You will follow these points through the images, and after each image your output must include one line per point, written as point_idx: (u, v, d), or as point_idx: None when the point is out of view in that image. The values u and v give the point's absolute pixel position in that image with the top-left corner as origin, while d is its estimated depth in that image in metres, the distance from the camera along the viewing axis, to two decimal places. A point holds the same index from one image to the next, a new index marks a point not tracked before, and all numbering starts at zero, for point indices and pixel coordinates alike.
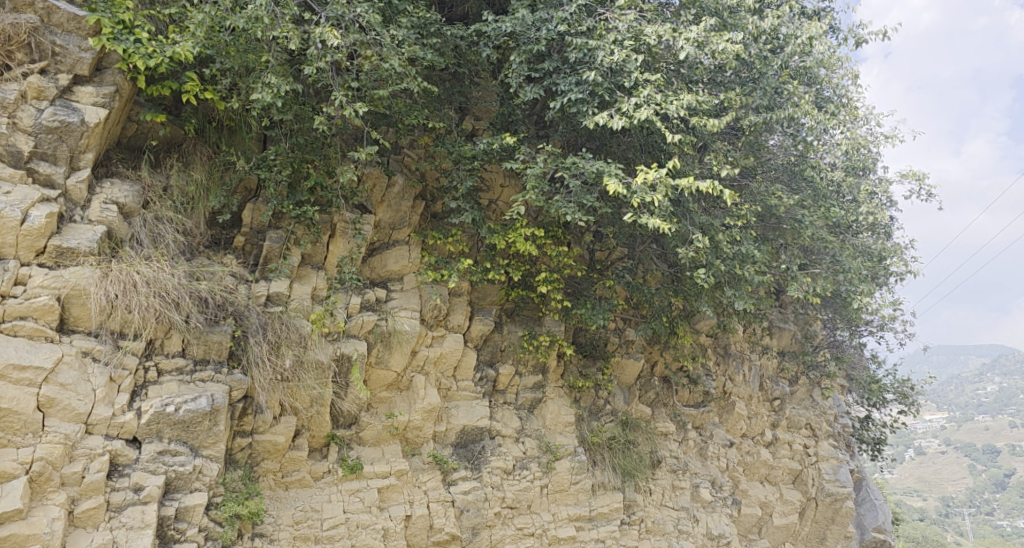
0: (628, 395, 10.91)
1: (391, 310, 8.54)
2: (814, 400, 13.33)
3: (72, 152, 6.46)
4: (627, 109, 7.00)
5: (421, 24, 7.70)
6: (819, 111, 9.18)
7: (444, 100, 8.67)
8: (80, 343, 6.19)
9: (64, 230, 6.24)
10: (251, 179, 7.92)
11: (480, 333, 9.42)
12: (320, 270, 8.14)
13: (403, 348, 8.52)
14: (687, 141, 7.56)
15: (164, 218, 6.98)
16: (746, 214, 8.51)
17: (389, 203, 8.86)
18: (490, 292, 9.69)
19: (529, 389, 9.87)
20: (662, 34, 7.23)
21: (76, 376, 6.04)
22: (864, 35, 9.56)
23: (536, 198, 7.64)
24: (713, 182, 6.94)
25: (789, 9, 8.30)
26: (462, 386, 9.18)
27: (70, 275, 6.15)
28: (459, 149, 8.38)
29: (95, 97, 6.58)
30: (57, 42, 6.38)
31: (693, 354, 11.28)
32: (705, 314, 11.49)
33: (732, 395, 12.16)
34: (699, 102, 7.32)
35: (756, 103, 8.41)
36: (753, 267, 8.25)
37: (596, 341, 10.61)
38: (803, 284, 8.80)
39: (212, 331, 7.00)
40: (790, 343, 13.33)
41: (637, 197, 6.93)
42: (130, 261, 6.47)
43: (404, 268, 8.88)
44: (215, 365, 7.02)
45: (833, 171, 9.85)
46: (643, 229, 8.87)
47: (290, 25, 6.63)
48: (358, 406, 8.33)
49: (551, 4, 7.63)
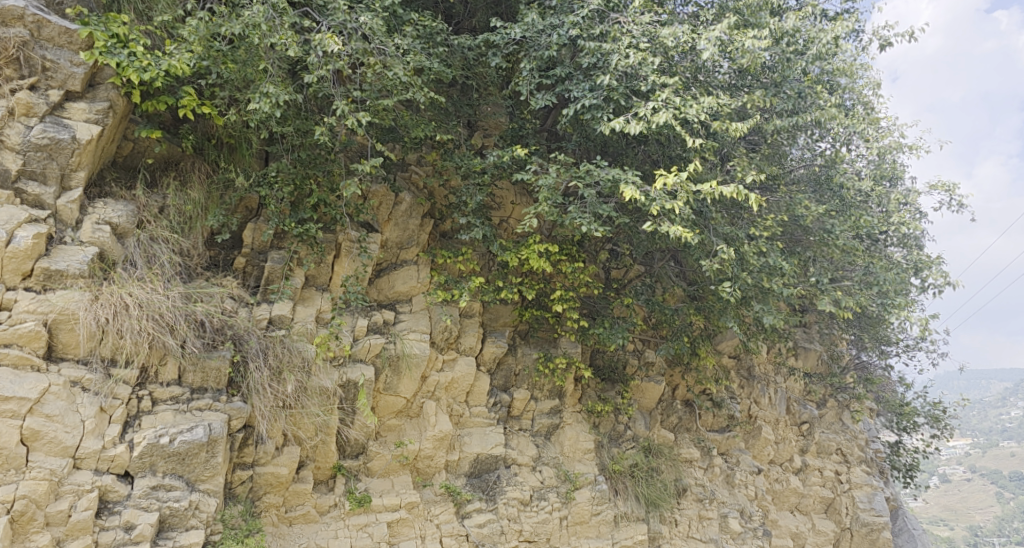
0: (649, 420, 10.39)
1: (399, 332, 8.14)
2: (845, 424, 12.73)
3: (63, 171, 6.16)
4: (645, 114, 6.63)
5: (427, 33, 7.46)
6: (846, 116, 8.77)
7: (453, 114, 8.37)
8: (69, 372, 5.81)
9: (53, 253, 5.92)
10: (253, 198, 7.57)
11: (493, 356, 8.98)
12: (325, 291, 7.78)
13: (413, 373, 8.09)
14: (709, 146, 7.17)
15: (159, 238, 6.65)
16: (772, 224, 8.04)
17: (396, 222, 8.51)
18: (503, 314, 9.26)
19: (545, 414, 9.39)
20: (681, 35, 6.92)
21: (63, 407, 5.67)
22: (889, 37, 9.18)
23: (548, 210, 7.25)
24: (738, 187, 6.61)
25: (811, 10, 7.99)
26: (475, 412, 8.74)
27: (58, 299, 5.81)
28: (468, 162, 8.02)
29: (88, 114, 6.30)
30: (47, 57, 6.12)
31: (717, 376, 10.74)
32: (728, 335, 11.10)
33: (758, 418, 11.59)
34: (721, 105, 6.95)
35: (779, 107, 8.02)
36: (781, 280, 7.80)
37: (615, 363, 10.14)
38: (834, 297, 8.26)
39: (210, 357, 6.59)
40: (817, 365, 12.76)
41: (657, 205, 6.52)
42: (122, 283, 6.11)
43: (413, 289, 8.49)
44: (213, 393, 6.59)
45: (861, 180, 9.39)
46: (663, 243, 8.44)
47: (289, 32, 6.33)
48: (366, 434, 7.89)
49: (563, 10, 7.33)
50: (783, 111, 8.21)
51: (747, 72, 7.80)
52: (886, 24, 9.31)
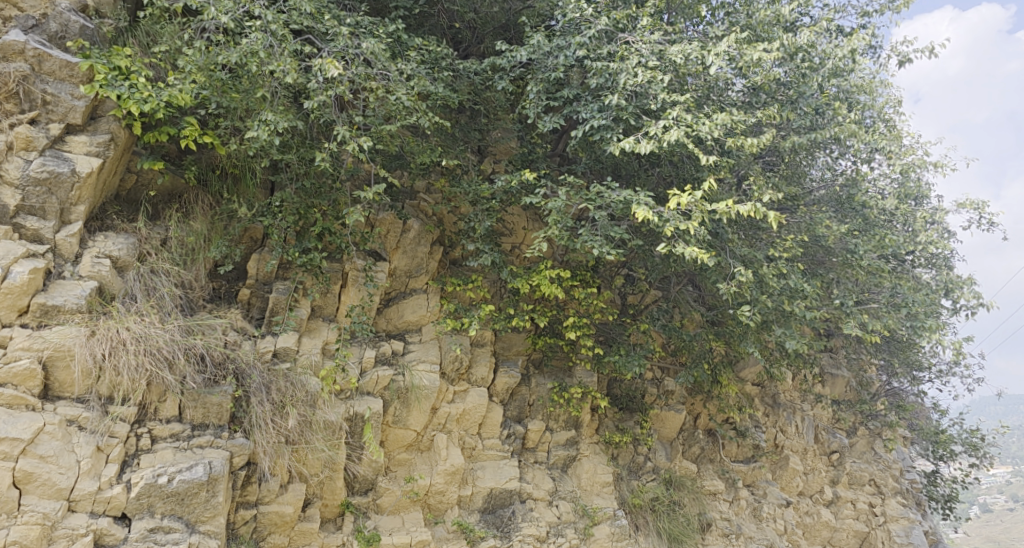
0: (670, 451, 10.00)
1: (408, 363, 7.89)
2: (877, 453, 12.16)
3: (63, 205, 6.07)
4: (655, 133, 6.40)
5: (432, 58, 7.36)
6: (866, 131, 8.47)
7: (460, 139, 8.22)
8: (65, 411, 5.65)
9: (51, 287, 5.81)
10: (257, 228, 7.44)
11: (506, 386, 8.70)
12: (331, 322, 7.59)
13: (422, 406, 7.83)
14: (724, 164, 6.91)
15: (160, 271, 6.51)
16: (792, 244, 7.70)
17: (404, 250, 8.32)
18: (516, 342, 9.02)
19: (561, 446, 9.05)
20: (690, 52, 6.73)
21: (58, 447, 5.49)
22: (908, 53, 8.88)
23: (558, 233, 7.02)
24: (755, 206, 6.30)
25: (825, 25, 7.77)
26: (488, 445, 8.44)
27: (54, 336, 5.67)
28: (476, 188, 7.84)
29: (89, 147, 6.23)
30: (48, 90, 6.07)
31: (740, 404, 10.32)
32: (750, 361, 10.72)
33: (785, 448, 11.12)
34: (735, 122, 6.71)
35: (795, 124, 7.76)
36: (803, 302, 7.44)
37: (633, 393, 9.80)
38: (861, 320, 7.89)
39: (211, 392, 6.39)
40: (845, 392, 12.27)
41: (670, 225, 6.23)
42: (120, 318, 5.97)
43: (422, 318, 8.28)
44: (214, 430, 6.37)
45: (885, 198, 9.04)
46: (680, 266, 8.14)
47: (288, 58, 6.22)
48: (374, 470, 7.62)
49: (569, 31, 7.20)
50: (800, 128, 7.94)
51: (761, 89, 7.56)
52: (905, 40, 9.03)
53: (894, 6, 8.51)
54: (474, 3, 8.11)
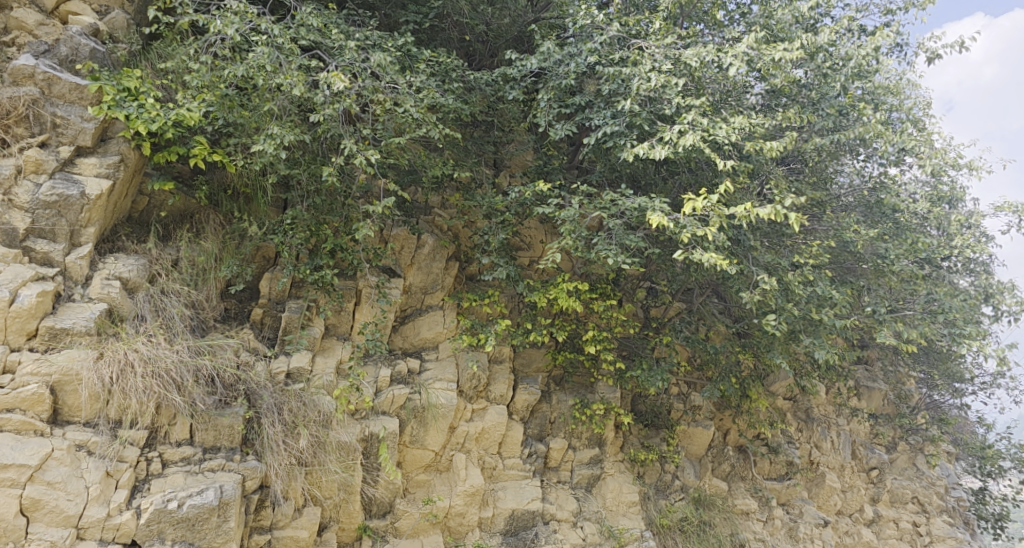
0: (699, 469, 9.63)
1: (424, 382, 7.70)
2: (919, 469, 11.74)
3: (73, 227, 6.03)
4: (670, 137, 6.15)
5: (442, 70, 7.22)
6: (895, 131, 8.10)
7: (473, 152, 8.07)
8: (74, 436, 5.57)
9: (60, 310, 5.76)
10: (270, 247, 7.36)
11: (526, 403, 8.45)
12: (346, 340, 7.44)
13: (439, 425, 7.63)
14: (744, 169, 6.62)
15: (171, 292, 6.42)
16: (819, 250, 7.35)
17: (419, 265, 8.16)
18: (536, 358, 8.78)
19: (585, 465, 8.74)
20: (706, 55, 6.46)
21: (66, 473, 5.41)
22: (936, 49, 8.29)
23: (573, 243, 6.79)
24: (777, 208, 5.94)
25: (848, 24, 7.47)
26: (509, 464, 8.19)
27: (63, 359, 5.62)
28: (489, 200, 7.66)
29: (98, 169, 6.20)
30: (58, 113, 6.07)
31: (771, 419, 9.93)
32: (781, 374, 10.40)
33: (821, 465, 10.65)
34: (754, 124, 6.43)
35: (818, 126, 7.45)
36: (832, 310, 7.05)
37: (658, 409, 9.47)
38: (895, 329, 7.49)
39: (222, 414, 6.27)
40: (883, 405, 11.76)
41: (687, 231, 5.95)
42: (128, 340, 5.89)
43: (438, 335, 8.09)
44: (226, 453, 6.24)
45: (917, 202, 8.62)
46: (703, 275, 7.84)
47: (294, 72, 6.11)
48: (392, 492, 7.41)
49: (581, 37, 7.04)
50: (823, 130, 7.61)
51: (781, 91, 7.28)
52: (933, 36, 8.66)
53: (920, 2, 8.14)
54: (484, 15, 7.97)
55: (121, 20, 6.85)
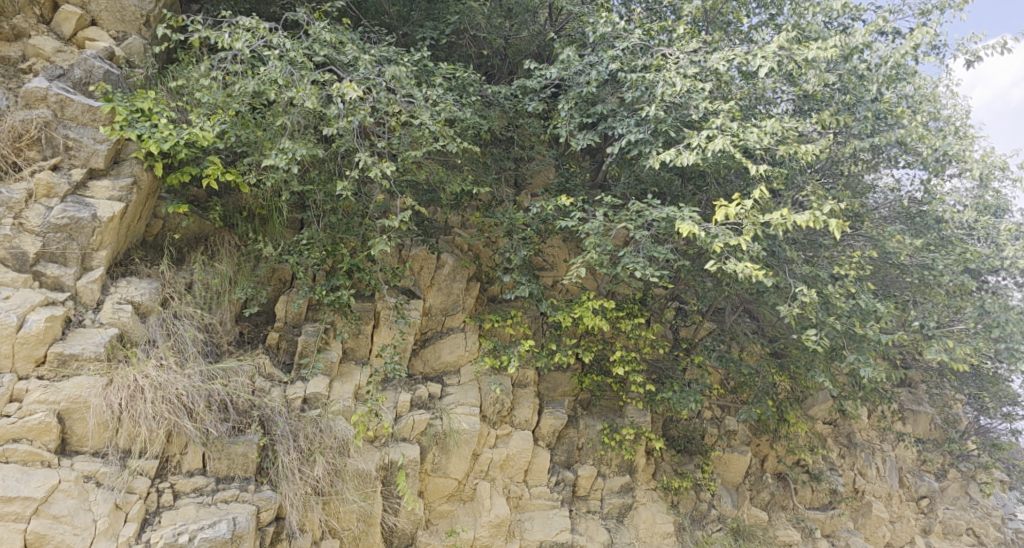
0: (737, 498, 9.12)
1: (445, 407, 7.38)
2: (972, 498, 11.15)
3: (84, 251, 5.89)
4: (698, 143, 5.85)
5: (459, 85, 7.02)
6: (937, 133, 7.67)
7: (493, 168, 7.84)
8: (82, 466, 5.37)
9: (69, 336, 5.59)
10: (285, 269, 7.16)
11: (553, 429, 8.06)
12: (364, 365, 7.18)
13: (462, 451, 7.31)
14: (777, 175, 6.28)
15: (184, 315, 6.23)
16: (860, 261, 6.93)
17: (439, 286, 7.89)
18: (562, 382, 8.45)
19: (615, 493, 8.30)
20: (733, 58, 6.18)
21: (73, 505, 5.19)
22: (976, 50, 7.86)
23: (598, 258, 6.49)
24: (816, 213, 5.58)
25: (882, 25, 7.14)
26: (536, 493, 7.81)
27: (71, 386, 5.43)
28: (510, 216, 7.40)
29: (111, 192, 6.07)
30: (70, 136, 5.97)
31: (811, 445, 9.44)
32: (820, 397, 10.00)
33: (866, 493, 10.08)
34: (786, 128, 6.10)
35: (855, 130, 7.09)
36: (878, 324, 6.61)
37: (691, 434, 9.01)
38: (946, 344, 7.03)
39: (235, 442, 6.02)
40: (930, 430, 11.28)
41: (719, 240, 5.62)
42: (138, 365, 5.69)
43: (460, 358, 7.79)
44: (240, 483, 5.99)
45: (962, 211, 8.09)
46: (737, 290, 7.46)
47: (306, 85, 5.96)
48: (414, 523, 7.08)
49: (603, 45, 6.80)
50: (860, 135, 7.23)
51: (814, 96, 6.91)
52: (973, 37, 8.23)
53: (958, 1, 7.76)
54: (502, 29, 7.80)
55: (138, 45, 6.70)
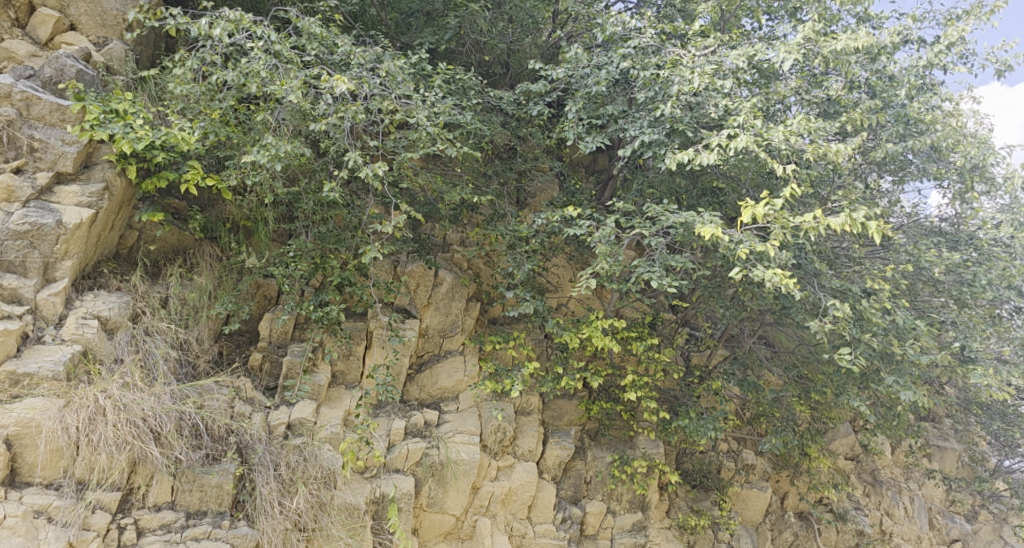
0: (757, 538, 8.44)
1: (442, 435, 6.77)
2: (1007, 542, 10.40)
3: (46, 260, 5.39)
4: (718, 143, 5.43)
5: (458, 88, 6.62)
6: (969, 139, 7.23)
7: (495, 179, 7.38)
8: (33, 499, 4.79)
9: (25, 353, 5.08)
10: (271, 285, 6.64)
11: (558, 460, 7.43)
12: (354, 389, 6.60)
13: (460, 485, 6.69)
14: (803, 180, 5.81)
15: (156, 332, 5.69)
16: (893, 274, 6.41)
17: (437, 306, 7.35)
18: (568, 411, 7.85)
19: (626, 532, 7.62)
20: (749, 55, 5.83)
21: (19, 544, 4.62)
22: (1007, 59, 7.45)
23: (609, 270, 5.97)
24: (851, 217, 5.11)
25: (905, 28, 6.78)
26: (541, 532, 7.16)
27: (22, 409, 4.88)
28: (513, 229, 6.90)
29: (80, 197, 5.60)
30: (36, 136, 5.50)
31: (835, 481, 8.78)
32: (841, 429, 9.67)
33: (894, 535, 9.40)
34: (814, 126, 5.68)
35: (884, 134, 6.65)
36: (916, 343, 6.06)
37: (707, 468, 8.37)
38: (987, 367, 6.49)
39: (209, 472, 5.43)
40: (958, 468, 10.65)
41: (744, 246, 5.15)
42: (101, 384, 5.13)
43: (459, 384, 7.20)
44: (213, 518, 5.39)
45: (997, 227, 7.54)
46: (758, 306, 6.92)
47: (293, 80, 5.54)
48: None
49: (613, 44, 6.41)
50: (888, 139, 6.80)
51: (840, 99, 6.51)
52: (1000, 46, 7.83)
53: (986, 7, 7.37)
54: (505, 36, 7.44)
55: (118, 50, 6.30)
